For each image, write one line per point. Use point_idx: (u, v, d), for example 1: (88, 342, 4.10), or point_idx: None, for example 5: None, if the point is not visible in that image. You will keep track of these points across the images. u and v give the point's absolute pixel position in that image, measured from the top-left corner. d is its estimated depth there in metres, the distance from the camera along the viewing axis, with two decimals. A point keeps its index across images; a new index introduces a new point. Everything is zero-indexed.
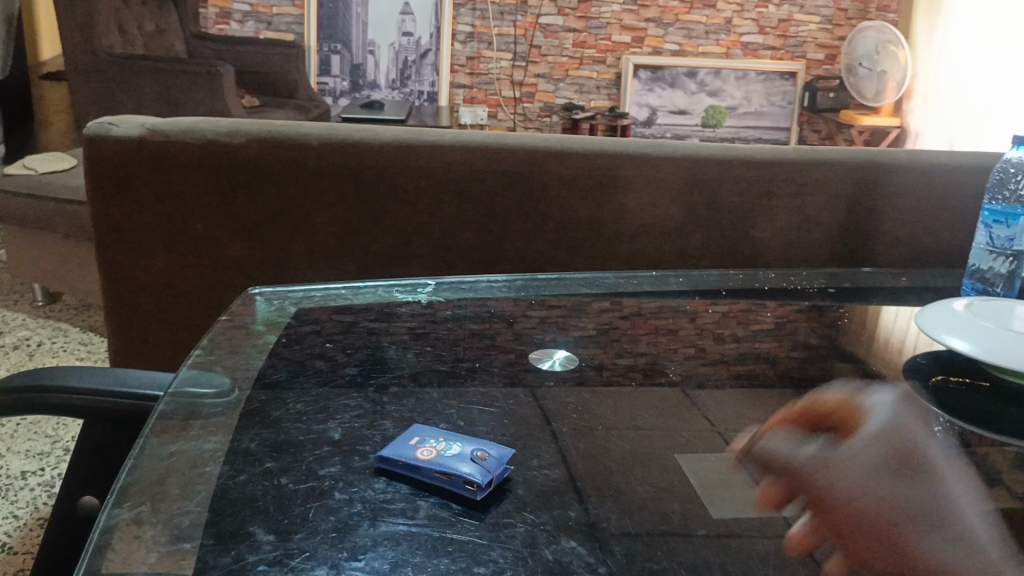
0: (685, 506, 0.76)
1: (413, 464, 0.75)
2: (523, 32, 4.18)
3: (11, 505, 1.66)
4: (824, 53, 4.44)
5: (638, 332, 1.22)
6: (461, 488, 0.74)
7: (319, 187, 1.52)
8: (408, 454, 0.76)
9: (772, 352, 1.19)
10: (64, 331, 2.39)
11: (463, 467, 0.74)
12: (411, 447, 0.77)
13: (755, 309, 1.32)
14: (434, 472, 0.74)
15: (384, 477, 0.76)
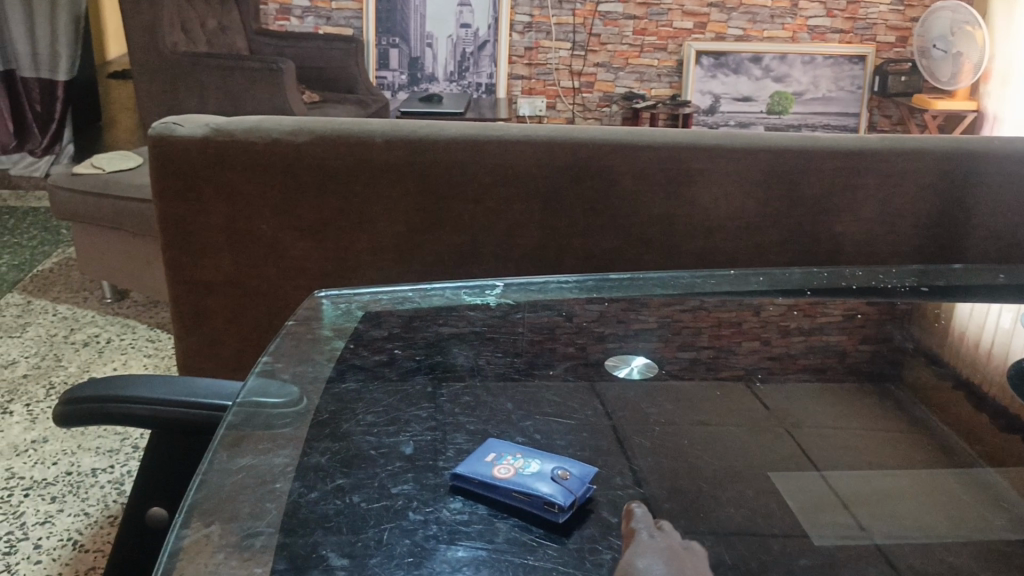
0: (780, 539, 0.72)
1: (490, 482, 0.72)
2: (582, 21, 4.11)
3: (83, 502, 1.68)
4: (895, 35, 4.27)
5: (701, 325, 1.20)
6: (539, 511, 0.70)
7: (383, 185, 1.49)
8: (485, 472, 0.73)
9: (845, 350, 1.16)
10: (132, 327, 2.42)
11: (544, 489, 0.70)
12: (489, 463, 0.74)
13: (820, 302, 1.28)
14: (513, 493, 0.71)
15: (459, 493, 0.73)
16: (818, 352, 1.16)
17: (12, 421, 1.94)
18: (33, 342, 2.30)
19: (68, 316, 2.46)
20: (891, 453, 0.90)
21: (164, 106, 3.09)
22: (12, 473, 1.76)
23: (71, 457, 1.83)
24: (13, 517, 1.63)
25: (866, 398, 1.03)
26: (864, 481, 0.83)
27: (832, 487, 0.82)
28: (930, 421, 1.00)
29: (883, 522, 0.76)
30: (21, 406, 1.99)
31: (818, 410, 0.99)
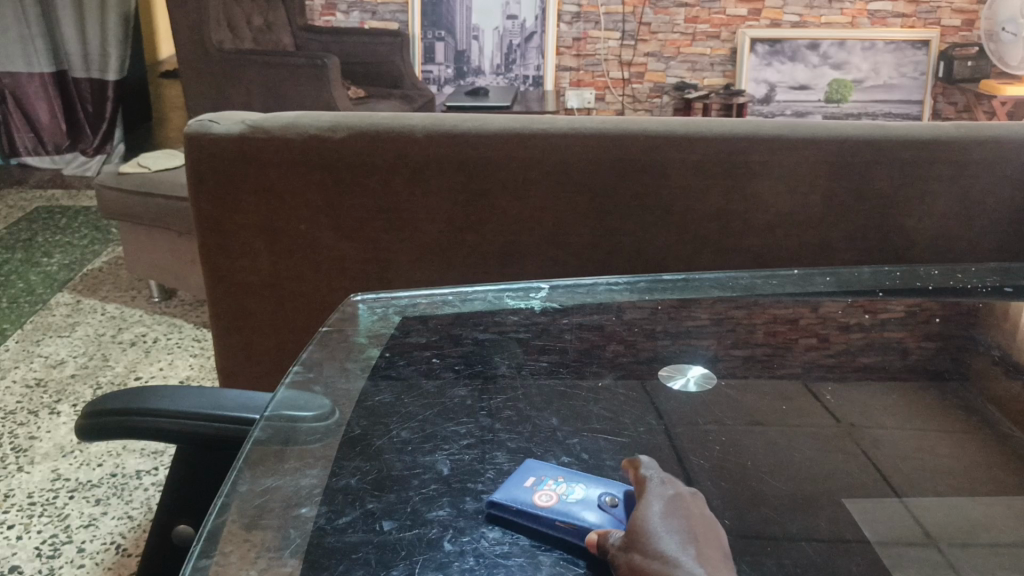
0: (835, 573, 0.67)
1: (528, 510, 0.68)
2: (631, 9, 4.01)
3: (126, 505, 1.66)
4: (960, 18, 4.09)
5: (756, 321, 1.13)
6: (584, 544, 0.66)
7: (424, 182, 1.43)
8: (522, 496, 0.70)
9: (910, 348, 1.09)
10: (178, 327, 2.41)
11: (591, 519, 0.66)
12: (525, 488, 0.71)
13: (885, 299, 1.20)
14: (556, 523, 0.67)
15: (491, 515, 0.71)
16: (886, 356, 1.07)
17: (59, 421, 1.93)
18: (82, 342, 2.30)
19: (116, 315, 2.47)
20: (967, 476, 0.83)
21: (212, 103, 3.10)
22: (58, 475, 1.75)
23: (116, 459, 1.81)
24: (59, 519, 1.62)
25: (945, 410, 0.95)
26: (946, 508, 0.77)
27: (912, 514, 0.75)
28: (1016, 437, 0.92)
29: (968, 553, 0.70)
30: (69, 406, 1.99)
31: (891, 424, 0.91)
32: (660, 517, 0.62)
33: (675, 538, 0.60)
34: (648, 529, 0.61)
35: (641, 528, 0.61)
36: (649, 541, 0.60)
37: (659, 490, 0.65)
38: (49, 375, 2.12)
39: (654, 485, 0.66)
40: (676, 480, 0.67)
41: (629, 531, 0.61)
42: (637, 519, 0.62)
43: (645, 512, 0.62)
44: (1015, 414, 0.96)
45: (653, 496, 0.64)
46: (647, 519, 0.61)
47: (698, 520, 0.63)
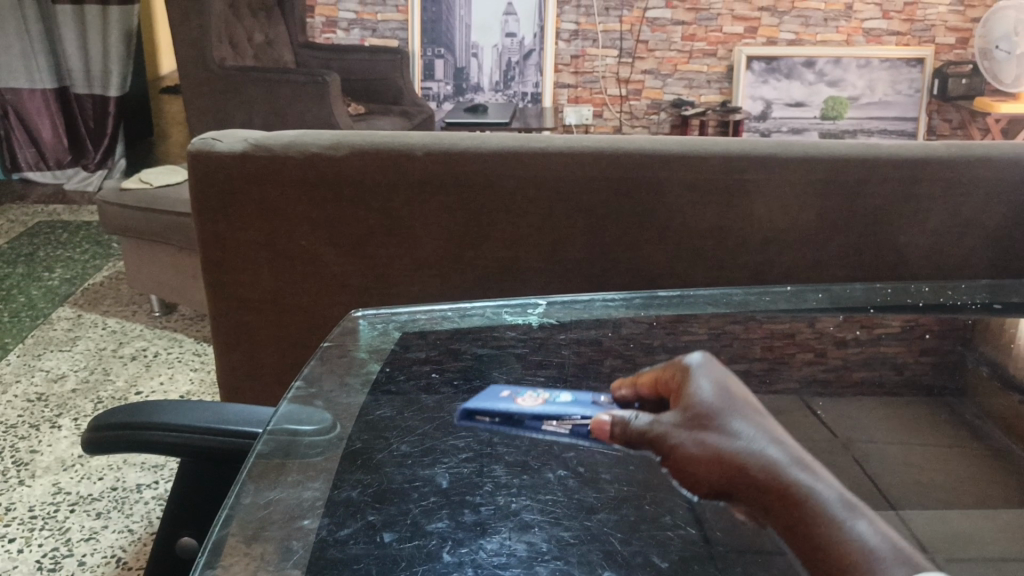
0: None
1: (513, 412, 0.89)
2: (629, 27, 4.05)
3: (127, 518, 1.67)
4: (954, 36, 4.14)
5: (752, 336, 1.15)
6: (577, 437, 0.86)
7: (424, 199, 1.45)
8: (504, 404, 0.90)
9: (905, 363, 1.11)
10: (179, 341, 2.42)
11: (581, 410, 0.86)
12: (502, 398, 0.91)
13: (878, 315, 1.22)
14: (549, 420, 0.87)
15: (469, 422, 0.91)
16: (880, 370, 1.09)
17: (60, 435, 1.94)
18: (83, 356, 2.32)
19: (117, 330, 2.48)
20: (957, 489, 0.85)
21: (213, 120, 3.12)
22: (59, 488, 1.76)
23: (116, 472, 1.82)
24: (59, 533, 1.63)
25: (934, 422, 0.97)
26: (938, 521, 0.78)
27: (905, 527, 0.77)
28: (1012, 453, 0.93)
29: (960, 567, 0.72)
30: (70, 420, 2.00)
31: (882, 438, 0.93)
32: (714, 399, 0.74)
33: (734, 414, 0.72)
34: (709, 413, 0.72)
35: (699, 412, 0.73)
36: (713, 422, 0.71)
37: (703, 380, 0.77)
38: (50, 389, 2.14)
39: (697, 377, 0.77)
40: (710, 368, 0.79)
41: (689, 415, 0.73)
42: (693, 405, 0.73)
43: (698, 397, 0.74)
44: (1004, 429, 0.98)
45: (698, 384, 0.76)
46: (704, 402, 0.73)
47: (740, 394, 0.76)
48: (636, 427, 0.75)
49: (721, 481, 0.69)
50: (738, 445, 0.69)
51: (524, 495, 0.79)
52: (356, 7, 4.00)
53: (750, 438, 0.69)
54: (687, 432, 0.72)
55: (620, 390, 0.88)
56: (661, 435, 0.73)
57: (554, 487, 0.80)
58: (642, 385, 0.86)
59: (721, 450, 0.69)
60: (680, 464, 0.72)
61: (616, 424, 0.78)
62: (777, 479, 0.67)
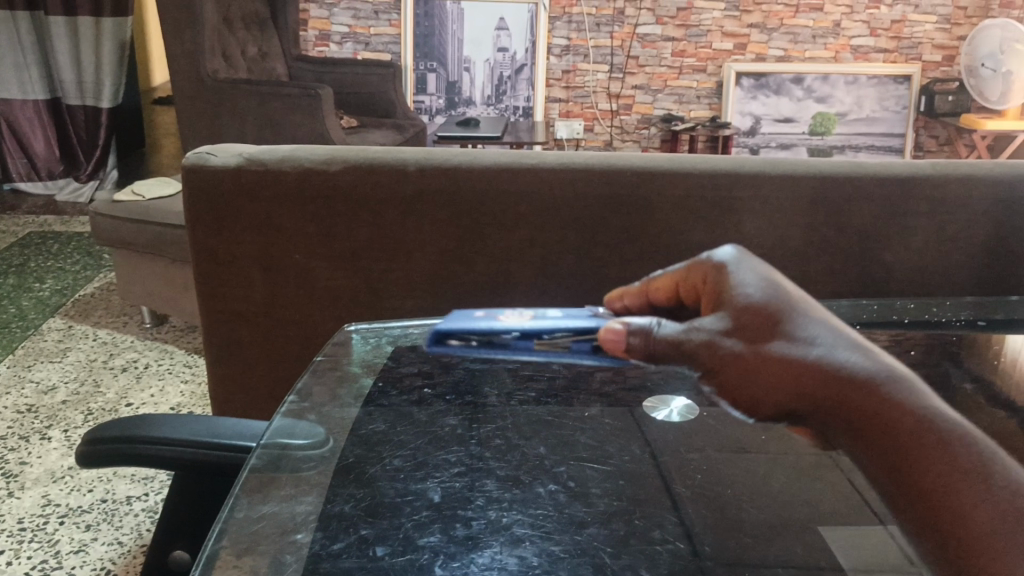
0: None
1: (503, 330, 0.82)
2: (619, 43, 4.09)
3: (117, 531, 1.67)
4: (941, 53, 4.18)
5: None
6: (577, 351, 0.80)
7: (416, 215, 1.47)
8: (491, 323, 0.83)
9: None
10: (170, 353, 2.42)
11: (574, 322, 0.80)
12: (486, 319, 0.85)
13: (868, 328, 1.22)
14: (544, 335, 0.81)
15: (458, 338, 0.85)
16: None
17: (50, 447, 1.94)
18: (73, 367, 2.31)
19: (108, 341, 2.48)
20: None
21: (205, 132, 3.13)
22: (49, 501, 1.76)
23: (107, 484, 1.82)
24: (48, 545, 1.62)
25: None
26: None
27: None
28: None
29: None
30: (60, 432, 2.00)
31: None
32: (767, 297, 0.67)
33: (796, 316, 0.66)
34: (778, 324, 0.65)
35: (758, 315, 0.65)
36: (780, 328, 0.65)
37: (743, 278, 0.69)
38: (40, 401, 2.13)
39: (732, 277, 0.70)
40: (743, 264, 0.71)
41: (747, 319, 0.65)
42: (747, 306, 0.66)
43: (751, 299, 0.66)
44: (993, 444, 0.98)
45: (741, 284, 0.68)
46: (759, 302, 0.66)
47: (782, 286, 0.69)
48: (679, 335, 0.66)
49: (795, 396, 0.64)
50: (814, 356, 0.64)
51: (516, 509, 0.80)
52: (349, 21, 4.02)
53: (824, 346, 0.64)
54: (751, 341, 0.65)
55: (615, 304, 0.81)
56: (715, 344, 0.65)
57: (544, 501, 0.81)
58: (658, 292, 0.78)
59: (797, 362, 0.64)
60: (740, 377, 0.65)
61: (643, 333, 0.68)
62: (868, 392, 0.63)
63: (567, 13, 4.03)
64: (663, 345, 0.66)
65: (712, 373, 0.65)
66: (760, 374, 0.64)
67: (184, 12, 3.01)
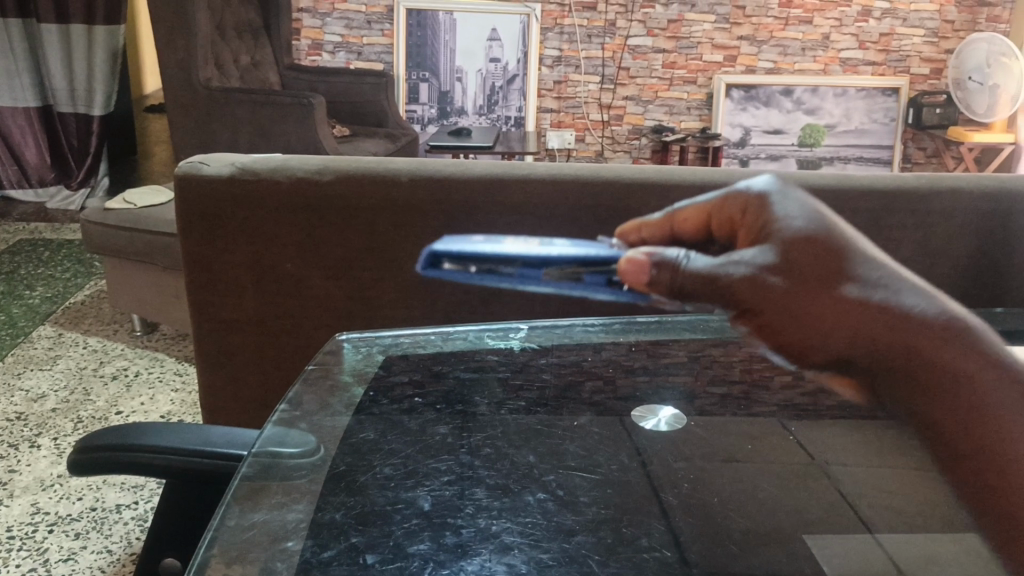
0: None
1: (505, 256, 0.51)
2: (611, 55, 4.13)
3: (106, 539, 1.67)
4: (929, 66, 4.23)
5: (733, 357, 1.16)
6: (620, 293, 0.50)
7: (407, 225, 1.47)
8: (493, 245, 0.52)
9: None
10: (160, 361, 2.42)
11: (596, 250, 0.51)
12: (481, 243, 0.53)
13: None
14: (562, 266, 0.51)
15: (440, 273, 0.51)
16: None
17: (39, 455, 1.94)
18: (63, 375, 2.31)
19: (98, 349, 2.48)
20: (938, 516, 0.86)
21: (197, 141, 3.14)
22: (38, 508, 1.76)
23: (96, 492, 1.82)
24: (37, 554, 1.62)
25: None
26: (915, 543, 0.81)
27: (880, 548, 0.80)
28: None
29: None
30: (49, 440, 2.00)
31: (863, 463, 0.94)
32: (828, 222, 0.48)
33: (865, 244, 0.48)
34: (845, 258, 0.47)
35: (816, 242, 0.46)
36: (850, 261, 0.47)
37: (787, 196, 0.50)
38: (30, 408, 2.13)
39: (775, 196, 0.50)
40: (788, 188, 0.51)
41: (812, 249, 0.46)
42: (805, 231, 0.47)
43: (808, 222, 0.48)
44: None
45: (785, 208, 0.49)
46: (820, 225, 0.47)
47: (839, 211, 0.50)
48: (718, 269, 0.46)
49: (863, 349, 0.48)
50: (893, 299, 0.47)
51: (505, 517, 0.81)
52: (342, 30, 4.04)
53: (903, 286, 0.48)
54: (816, 279, 0.46)
55: (630, 238, 0.55)
56: (764, 281, 0.46)
57: (533, 509, 0.82)
58: (686, 225, 0.54)
59: (872, 306, 0.47)
60: (792, 323, 0.48)
61: (668, 264, 0.47)
62: (957, 346, 0.47)
63: (559, 24, 4.05)
64: (698, 282, 0.46)
65: (755, 316, 0.46)
66: (820, 320, 0.47)
67: (177, 21, 3.03)
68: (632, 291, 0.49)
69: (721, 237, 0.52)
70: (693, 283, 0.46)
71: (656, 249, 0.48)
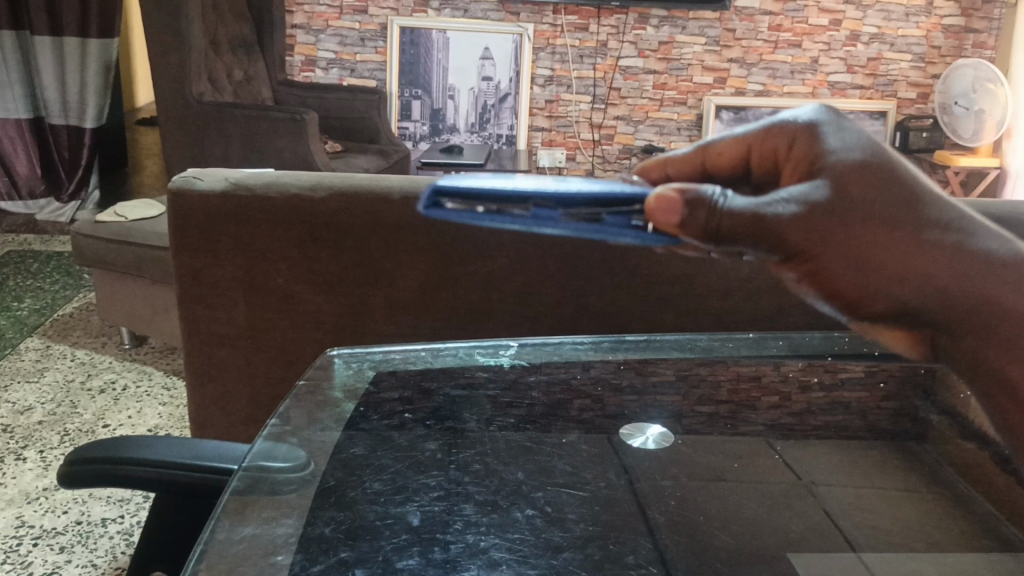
0: None
1: (519, 195, 0.52)
2: (602, 75, 4.16)
3: (91, 553, 1.66)
4: (915, 91, 4.28)
5: (720, 377, 1.19)
6: (641, 235, 0.53)
7: (398, 242, 1.48)
8: (502, 184, 0.53)
9: (867, 408, 1.12)
10: (148, 374, 2.41)
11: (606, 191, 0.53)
12: (489, 179, 0.54)
13: (840, 358, 1.25)
14: (579, 207, 0.52)
15: (445, 214, 0.52)
16: (842, 416, 1.11)
17: (25, 467, 1.93)
18: (50, 388, 2.30)
19: (86, 362, 2.47)
20: (919, 536, 0.87)
21: (189, 155, 3.15)
22: (22, 522, 1.75)
23: (82, 506, 1.81)
24: (21, 567, 1.61)
25: (889, 458, 1.01)
26: (898, 563, 0.82)
27: (862, 569, 0.81)
28: (968, 495, 0.96)
29: None
30: (35, 452, 1.99)
31: (847, 483, 0.95)
32: (880, 155, 0.52)
33: (920, 184, 0.51)
34: (900, 199, 0.50)
35: (868, 181, 0.50)
36: (906, 199, 0.51)
37: (838, 130, 0.54)
38: (16, 421, 2.12)
39: (825, 128, 0.55)
40: (846, 129, 0.55)
41: (859, 187, 0.50)
42: (854, 165, 0.51)
43: (860, 155, 0.52)
44: (970, 477, 0.98)
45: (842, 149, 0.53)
46: (877, 166, 0.51)
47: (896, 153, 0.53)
48: (763, 208, 0.49)
49: (918, 288, 0.50)
50: (951, 238, 0.50)
51: (493, 533, 0.81)
52: (335, 47, 4.06)
53: (965, 224, 0.51)
54: (867, 216, 0.50)
55: (654, 182, 0.58)
56: (816, 218, 0.50)
57: (522, 525, 0.83)
58: (717, 161, 0.62)
59: (928, 242, 0.50)
60: (847, 263, 0.50)
61: (706, 204, 0.50)
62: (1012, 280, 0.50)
63: (551, 44, 4.08)
64: (739, 222, 0.49)
65: (806, 252, 0.50)
66: (872, 257, 0.50)
67: (170, 35, 3.04)
68: (660, 232, 0.52)
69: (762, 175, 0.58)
70: (733, 223, 0.50)
71: (690, 185, 0.51)
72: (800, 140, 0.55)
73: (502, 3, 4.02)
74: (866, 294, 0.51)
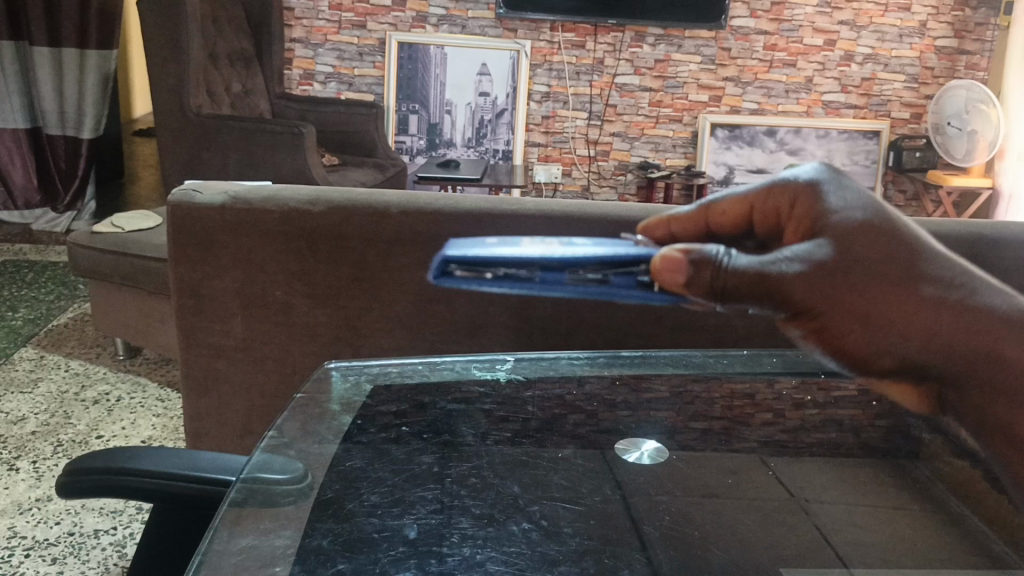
0: None
1: (524, 260, 0.43)
2: (598, 92, 4.19)
3: (82, 564, 1.65)
4: (909, 112, 4.33)
5: (714, 395, 1.19)
6: (648, 294, 0.42)
7: (393, 257, 1.49)
8: (508, 248, 0.45)
9: (860, 426, 1.14)
10: (142, 386, 2.41)
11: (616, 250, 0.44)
12: (495, 245, 0.46)
13: None
14: (585, 269, 0.44)
15: (450, 282, 0.44)
16: (835, 433, 1.12)
17: (17, 478, 1.93)
18: (44, 398, 2.29)
19: (80, 372, 2.47)
20: (911, 552, 0.88)
21: (186, 167, 3.16)
22: (14, 532, 1.74)
23: (75, 517, 1.80)
24: None
25: (883, 476, 1.01)
26: None
27: None
28: (959, 513, 0.96)
29: None
30: (28, 463, 1.98)
31: (838, 499, 0.96)
32: (883, 212, 0.41)
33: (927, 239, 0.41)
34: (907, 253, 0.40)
35: (871, 241, 0.39)
36: (913, 253, 0.40)
37: (840, 185, 0.43)
38: (9, 431, 2.12)
39: (827, 184, 0.43)
40: (847, 180, 0.44)
41: (867, 244, 0.39)
42: (858, 224, 0.40)
43: (867, 213, 0.41)
44: (963, 495, 0.99)
45: (842, 206, 0.42)
46: (878, 221, 0.40)
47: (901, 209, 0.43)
48: (767, 267, 0.39)
49: (941, 357, 0.40)
50: (967, 299, 0.39)
51: (489, 546, 0.82)
52: (333, 61, 4.07)
53: (982, 284, 0.40)
54: (879, 278, 0.39)
55: (657, 234, 0.47)
56: (818, 283, 0.39)
57: (518, 539, 0.83)
58: (723, 219, 0.47)
59: (942, 308, 0.39)
60: (852, 326, 0.40)
61: (710, 263, 0.40)
62: None
63: (548, 60, 4.12)
64: (744, 285, 0.39)
65: (807, 316, 0.39)
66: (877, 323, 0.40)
67: (170, 47, 3.07)
68: (667, 293, 0.42)
69: (765, 235, 0.45)
70: (737, 285, 0.39)
71: (695, 246, 0.41)
72: (802, 196, 0.43)
73: (501, 20, 4.06)
74: (880, 363, 0.41)
